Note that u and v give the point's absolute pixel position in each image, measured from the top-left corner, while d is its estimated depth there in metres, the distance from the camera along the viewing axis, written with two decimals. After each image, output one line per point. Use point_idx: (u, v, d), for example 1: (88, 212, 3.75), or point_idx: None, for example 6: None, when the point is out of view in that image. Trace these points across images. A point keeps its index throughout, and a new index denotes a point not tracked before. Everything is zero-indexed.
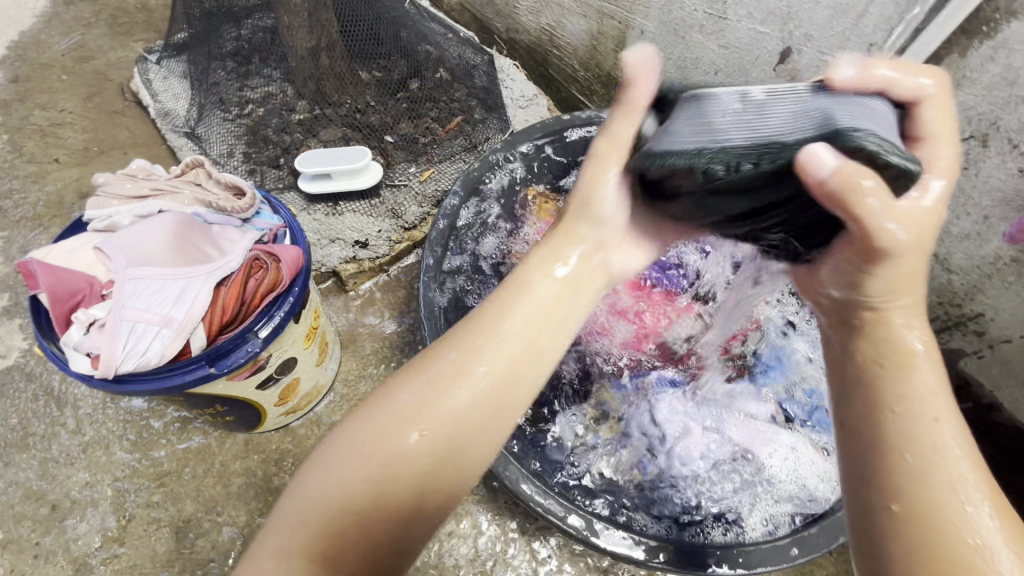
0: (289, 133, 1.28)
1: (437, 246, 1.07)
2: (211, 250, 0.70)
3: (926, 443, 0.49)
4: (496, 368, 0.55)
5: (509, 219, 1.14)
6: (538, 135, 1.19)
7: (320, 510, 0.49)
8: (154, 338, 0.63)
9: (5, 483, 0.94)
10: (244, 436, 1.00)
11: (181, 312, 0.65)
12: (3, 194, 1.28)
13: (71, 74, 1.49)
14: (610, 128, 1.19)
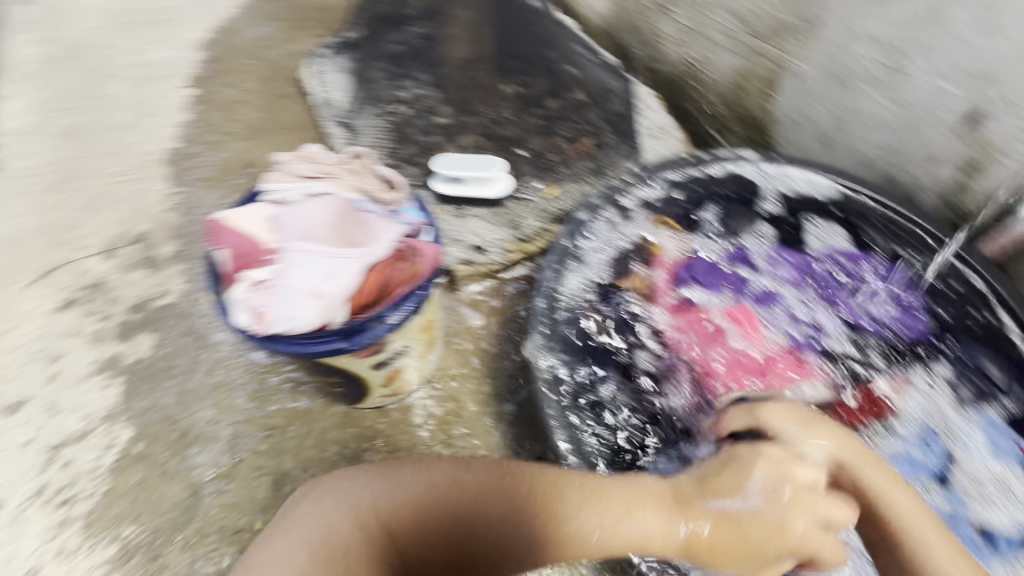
0: (429, 134, 1.36)
1: (553, 272, 1.03)
2: (362, 234, 0.76)
3: (908, 531, 0.69)
4: (590, 529, 0.65)
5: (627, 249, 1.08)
6: (676, 164, 1.10)
7: (398, 503, 0.63)
8: (306, 307, 0.70)
9: (149, 404, 1.08)
10: (345, 408, 1.08)
11: (331, 288, 0.71)
12: (187, 155, 1.48)
13: (256, 59, 1.71)
14: (760, 169, 1.08)
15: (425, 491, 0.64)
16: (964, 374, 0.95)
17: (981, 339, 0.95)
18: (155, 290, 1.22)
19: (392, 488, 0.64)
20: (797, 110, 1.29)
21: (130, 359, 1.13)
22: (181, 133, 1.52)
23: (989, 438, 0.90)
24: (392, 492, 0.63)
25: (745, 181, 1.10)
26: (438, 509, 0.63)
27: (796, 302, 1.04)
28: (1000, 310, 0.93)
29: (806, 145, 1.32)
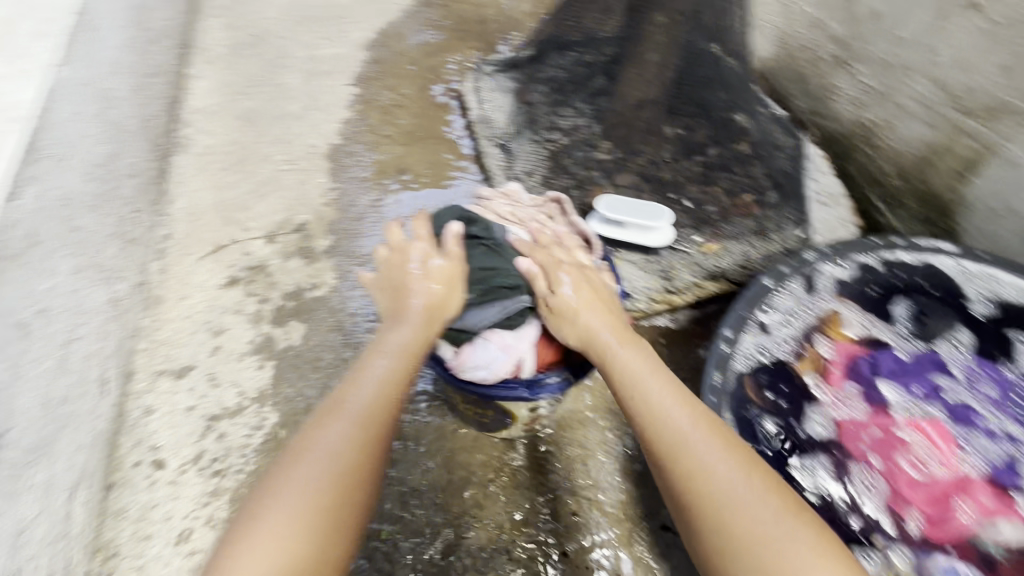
0: (586, 168, 1.35)
1: (731, 341, 0.91)
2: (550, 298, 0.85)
3: (719, 509, 0.67)
4: (378, 392, 0.75)
5: (807, 332, 0.98)
6: (868, 245, 1.01)
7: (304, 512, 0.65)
8: (493, 357, 0.80)
9: (296, 392, 1.13)
10: (475, 432, 1.08)
11: (518, 344, 0.82)
12: (346, 152, 1.55)
13: (416, 66, 1.77)
14: (962, 266, 0.98)
15: (338, 475, 0.69)
16: None
17: None
18: (310, 281, 1.29)
19: (371, 381, 0.76)
20: (1000, 199, 1.17)
21: (283, 345, 1.19)
22: (343, 131, 1.60)
23: None
24: (386, 372, 0.77)
25: (945, 274, 0.99)
26: (387, 391, 0.76)
27: (1005, 426, 0.90)
28: None
29: (1003, 240, 1.19)
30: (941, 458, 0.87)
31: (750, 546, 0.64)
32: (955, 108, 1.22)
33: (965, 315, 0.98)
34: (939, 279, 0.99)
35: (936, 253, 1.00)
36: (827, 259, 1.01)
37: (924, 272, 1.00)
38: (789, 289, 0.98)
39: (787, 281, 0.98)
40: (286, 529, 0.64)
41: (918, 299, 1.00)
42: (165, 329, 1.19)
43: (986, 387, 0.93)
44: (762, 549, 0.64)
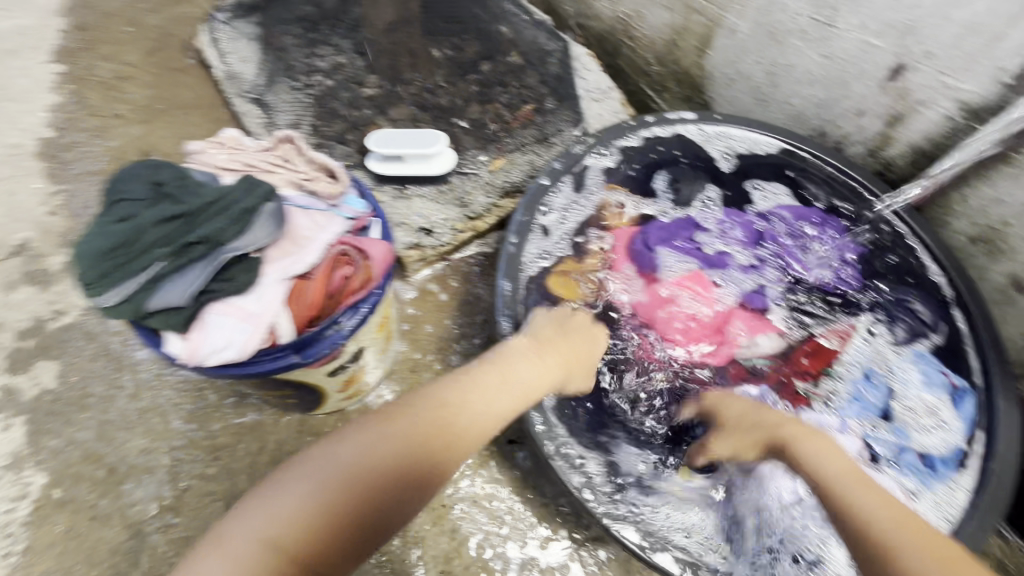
0: (357, 108, 1.24)
1: (513, 249, 0.96)
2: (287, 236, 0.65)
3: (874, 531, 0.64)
4: (344, 462, 0.62)
5: (585, 224, 1.05)
6: (619, 131, 1.06)
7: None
8: (233, 332, 0.60)
9: (64, 442, 0.94)
10: (299, 415, 0.99)
11: (260, 305, 0.61)
12: (66, 145, 1.26)
13: (136, 26, 1.46)
14: (701, 130, 1.07)
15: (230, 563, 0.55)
16: (893, 312, 1.01)
17: (907, 278, 1.01)
18: (51, 309, 1.05)
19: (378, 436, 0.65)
20: (732, 66, 1.30)
21: (31, 393, 0.97)
22: (54, 121, 1.29)
23: (924, 372, 0.96)
24: (353, 451, 0.63)
25: (689, 143, 1.09)
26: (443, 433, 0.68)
27: (748, 260, 1.08)
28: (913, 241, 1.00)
29: (742, 102, 1.33)
30: (705, 304, 1.05)
31: (934, 566, 0.60)
32: None
33: (711, 175, 1.10)
34: (685, 148, 1.09)
35: (681, 125, 1.08)
36: (591, 150, 1.04)
37: (674, 145, 1.09)
38: (560, 195, 1.02)
39: (556, 187, 1.02)
40: None
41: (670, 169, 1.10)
42: None
43: (731, 232, 1.09)
44: (923, 558, 0.61)
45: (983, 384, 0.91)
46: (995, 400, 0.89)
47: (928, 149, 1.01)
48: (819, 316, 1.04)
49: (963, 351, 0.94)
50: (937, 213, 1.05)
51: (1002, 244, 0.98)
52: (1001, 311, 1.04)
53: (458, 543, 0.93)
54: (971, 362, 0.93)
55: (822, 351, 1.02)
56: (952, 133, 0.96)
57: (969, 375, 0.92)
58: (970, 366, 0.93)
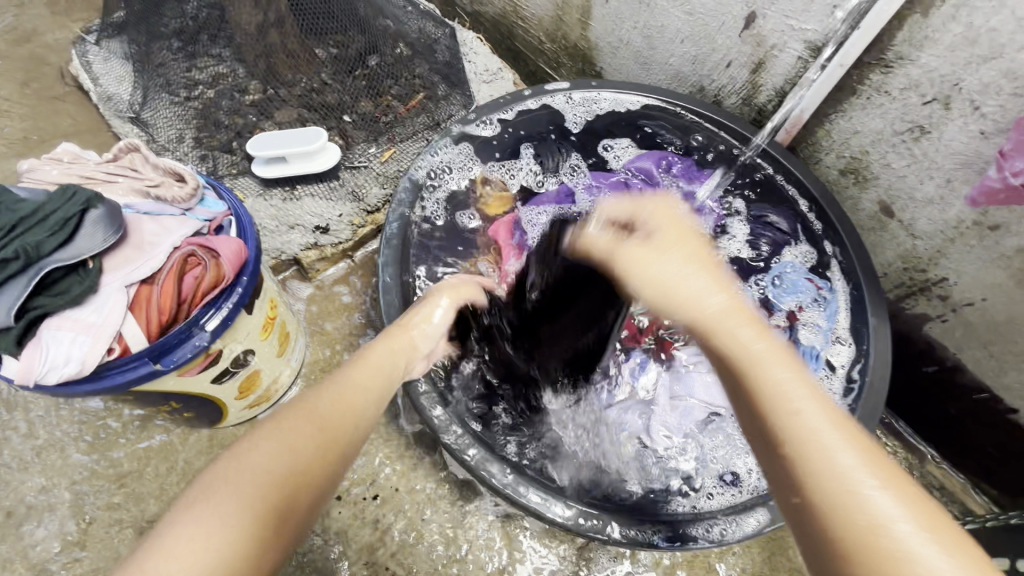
0: (241, 116, 1.22)
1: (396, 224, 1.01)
2: (128, 244, 0.65)
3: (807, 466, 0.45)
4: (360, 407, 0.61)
5: (462, 201, 1.14)
6: (492, 109, 1.14)
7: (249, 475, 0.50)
8: (71, 344, 0.59)
9: None
10: (207, 431, 0.97)
11: (99, 315, 0.60)
12: None
13: (5, 58, 1.40)
14: (570, 98, 1.17)
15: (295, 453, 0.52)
16: (758, 231, 1.14)
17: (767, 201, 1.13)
18: None
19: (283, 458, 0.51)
20: (614, 34, 1.32)
21: None
22: None
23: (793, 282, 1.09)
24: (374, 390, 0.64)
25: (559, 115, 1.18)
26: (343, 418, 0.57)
27: None
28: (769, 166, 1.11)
29: (628, 68, 1.36)
30: None
31: (852, 514, 0.42)
32: None
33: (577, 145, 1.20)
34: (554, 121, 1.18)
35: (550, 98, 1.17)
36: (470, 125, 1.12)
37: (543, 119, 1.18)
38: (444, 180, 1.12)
39: (436, 173, 1.10)
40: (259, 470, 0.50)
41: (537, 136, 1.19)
42: None
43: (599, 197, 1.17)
44: (807, 433, 0.46)
45: (844, 283, 1.03)
46: (859, 294, 1.00)
47: (789, 92, 1.05)
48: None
49: (825, 259, 1.06)
50: (809, 151, 1.10)
51: (867, 173, 1.03)
52: (878, 237, 1.09)
53: (381, 533, 0.93)
54: (830, 266, 1.05)
55: None
56: (804, 72, 1.00)
57: (830, 278, 1.05)
58: (830, 274, 1.05)
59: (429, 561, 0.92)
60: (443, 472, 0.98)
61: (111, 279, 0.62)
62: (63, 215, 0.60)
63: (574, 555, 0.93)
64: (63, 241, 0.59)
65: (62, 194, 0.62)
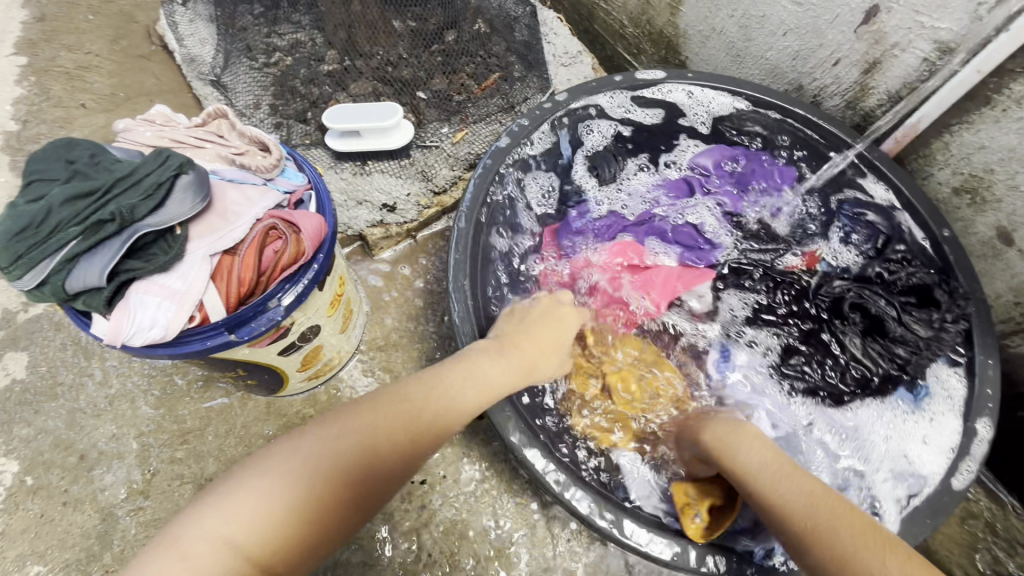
0: (317, 85, 1.21)
1: (469, 209, 0.99)
2: (215, 212, 0.64)
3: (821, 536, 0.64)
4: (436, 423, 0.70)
5: (523, 197, 1.09)
6: (588, 94, 1.10)
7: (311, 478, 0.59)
8: (156, 310, 0.59)
9: (35, 430, 0.95)
10: (265, 398, 0.99)
11: (184, 283, 0.60)
12: (32, 139, 1.26)
13: (97, 14, 1.44)
14: (691, 93, 1.12)
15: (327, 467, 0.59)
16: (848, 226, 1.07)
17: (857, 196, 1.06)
18: (18, 302, 1.05)
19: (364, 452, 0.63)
20: (706, 22, 1.23)
21: (3, 383, 0.99)
22: (19, 114, 1.29)
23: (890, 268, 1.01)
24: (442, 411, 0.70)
25: (653, 104, 1.14)
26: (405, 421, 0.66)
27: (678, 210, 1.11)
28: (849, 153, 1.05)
29: (717, 60, 1.27)
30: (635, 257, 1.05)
31: (828, 545, 0.63)
32: None
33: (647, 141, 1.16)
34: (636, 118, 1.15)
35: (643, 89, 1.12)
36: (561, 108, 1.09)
37: (631, 114, 1.14)
38: (513, 169, 1.06)
39: (515, 158, 1.06)
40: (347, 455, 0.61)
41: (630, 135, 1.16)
42: None
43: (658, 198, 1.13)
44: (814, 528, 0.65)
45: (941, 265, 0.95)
46: (958, 279, 0.94)
47: (906, 98, 0.95)
48: (766, 252, 1.08)
49: (920, 245, 0.98)
50: (920, 164, 1.00)
51: (987, 194, 0.92)
52: (988, 265, 0.98)
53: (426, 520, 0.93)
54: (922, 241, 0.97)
55: (769, 291, 1.05)
56: (930, 77, 0.90)
57: (924, 256, 0.98)
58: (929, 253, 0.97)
59: (472, 553, 0.91)
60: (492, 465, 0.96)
61: (197, 247, 0.62)
62: (154, 179, 0.60)
63: (619, 564, 0.91)
64: (150, 205, 0.59)
65: (153, 157, 0.62)
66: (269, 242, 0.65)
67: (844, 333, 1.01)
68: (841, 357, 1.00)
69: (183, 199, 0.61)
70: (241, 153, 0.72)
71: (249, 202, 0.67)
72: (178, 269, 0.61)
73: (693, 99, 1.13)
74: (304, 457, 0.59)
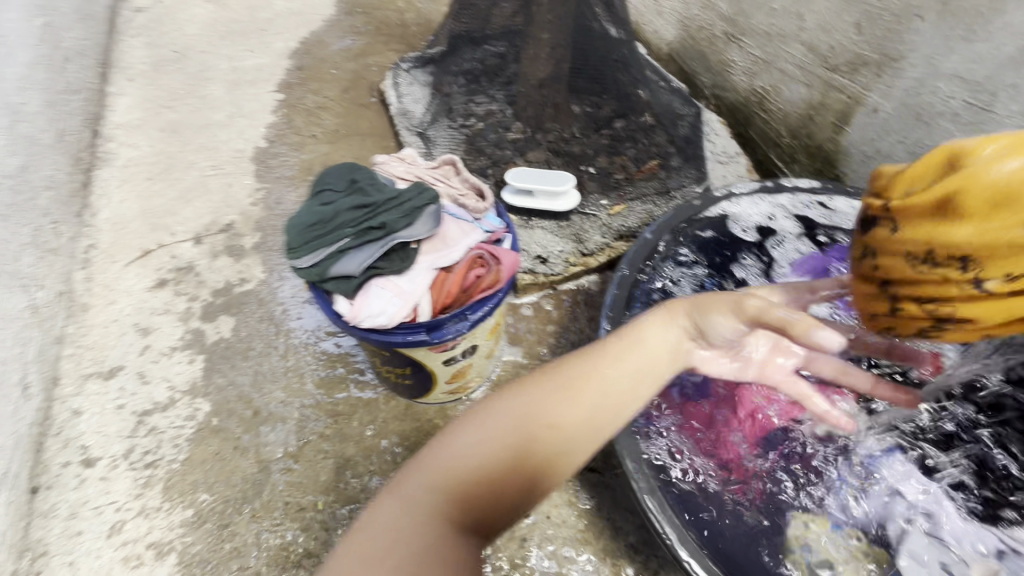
0: (500, 148, 1.42)
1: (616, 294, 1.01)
2: (439, 236, 0.80)
3: None
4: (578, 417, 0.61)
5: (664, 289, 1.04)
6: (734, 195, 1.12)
7: (450, 474, 0.56)
8: (388, 302, 0.74)
9: (228, 381, 1.15)
10: (406, 401, 1.12)
11: (411, 286, 0.75)
12: (273, 154, 1.58)
13: (339, 70, 1.82)
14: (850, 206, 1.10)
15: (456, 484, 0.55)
16: None
17: None
18: (238, 277, 1.30)
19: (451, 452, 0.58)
20: (871, 144, 1.28)
21: (213, 338, 1.21)
22: (268, 135, 1.63)
23: None
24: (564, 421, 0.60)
25: (806, 207, 1.11)
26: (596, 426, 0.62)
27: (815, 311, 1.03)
28: None
29: None
30: None
31: None
32: (825, 66, 1.32)
33: (789, 237, 1.09)
34: (788, 216, 1.11)
35: (796, 194, 1.12)
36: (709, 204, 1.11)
37: (782, 211, 1.11)
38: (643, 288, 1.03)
39: (640, 285, 1.03)
40: (468, 462, 0.56)
41: (780, 237, 1.09)
42: (92, 334, 1.19)
43: None
44: None
45: None
46: None
47: None
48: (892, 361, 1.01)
49: None
50: None
51: None
52: None
53: (525, 553, 0.97)
54: None
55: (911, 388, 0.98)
56: None
57: None
58: None
59: None
60: (598, 518, 1.00)
61: (424, 261, 0.77)
62: (410, 207, 0.78)
63: None
64: (402, 225, 0.76)
65: (411, 190, 0.81)
66: (476, 267, 0.79)
67: (1010, 440, 0.91)
68: (1010, 467, 0.90)
69: (425, 223, 0.78)
70: (462, 195, 0.89)
71: (465, 232, 0.82)
72: (409, 276, 0.76)
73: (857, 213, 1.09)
74: (452, 452, 0.57)
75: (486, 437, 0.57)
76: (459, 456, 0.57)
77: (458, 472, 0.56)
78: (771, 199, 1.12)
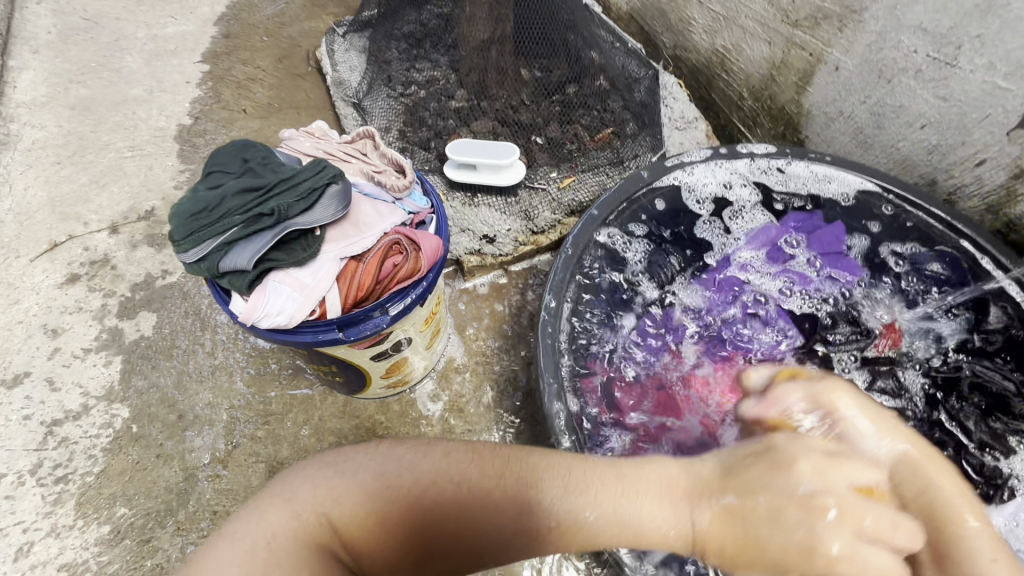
0: (443, 119, 1.31)
1: (559, 276, 0.91)
2: (349, 221, 0.71)
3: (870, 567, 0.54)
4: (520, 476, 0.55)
5: (614, 272, 0.99)
6: (688, 163, 1.01)
7: (343, 501, 0.50)
8: (287, 298, 0.65)
9: (148, 383, 1.06)
10: (344, 397, 1.05)
11: (314, 279, 0.67)
12: (199, 132, 1.45)
13: (271, 36, 1.66)
14: (814, 171, 1.00)
15: (340, 519, 0.49)
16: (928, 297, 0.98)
17: (940, 265, 0.95)
18: (159, 268, 1.20)
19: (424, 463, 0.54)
20: (833, 105, 1.22)
21: (132, 337, 1.11)
22: (194, 111, 1.49)
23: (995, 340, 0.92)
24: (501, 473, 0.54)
25: (765, 173, 1.03)
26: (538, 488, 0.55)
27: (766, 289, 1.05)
28: (909, 246, 0.98)
29: (841, 143, 1.24)
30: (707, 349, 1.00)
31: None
32: (785, 22, 1.24)
33: (740, 208, 1.05)
34: (743, 184, 1.04)
35: (756, 160, 1.02)
36: (660, 173, 1.00)
37: (737, 179, 1.03)
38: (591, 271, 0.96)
39: (584, 266, 0.94)
40: (372, 495, 0.51)
41: (732, 209, 1.05)
42: None
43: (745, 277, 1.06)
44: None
45: None
46: None
47: None
48: (846, 335, 1.01)
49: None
50: None
51: None
52: None
53: None
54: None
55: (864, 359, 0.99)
56: None
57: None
58: None
59: None
60: None
61: (330, 248, 0.68)
62: (313, 189, 0.69)
63: None
64: (304, 210, 0.67)
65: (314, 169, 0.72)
66: (392, 253, 0.71)
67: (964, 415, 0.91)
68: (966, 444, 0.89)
69: (331, 205, 0.69)
70: (379, 172, 0.80)
71: (378, 213, 0.73)
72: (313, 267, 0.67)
73: (818, 179, 1.00)
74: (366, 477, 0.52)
75: (407, 469, 0.52)
76: (356, 482, 0.51)
77: (358, 502, 0.50)
78: (727, 166, 1.02)
